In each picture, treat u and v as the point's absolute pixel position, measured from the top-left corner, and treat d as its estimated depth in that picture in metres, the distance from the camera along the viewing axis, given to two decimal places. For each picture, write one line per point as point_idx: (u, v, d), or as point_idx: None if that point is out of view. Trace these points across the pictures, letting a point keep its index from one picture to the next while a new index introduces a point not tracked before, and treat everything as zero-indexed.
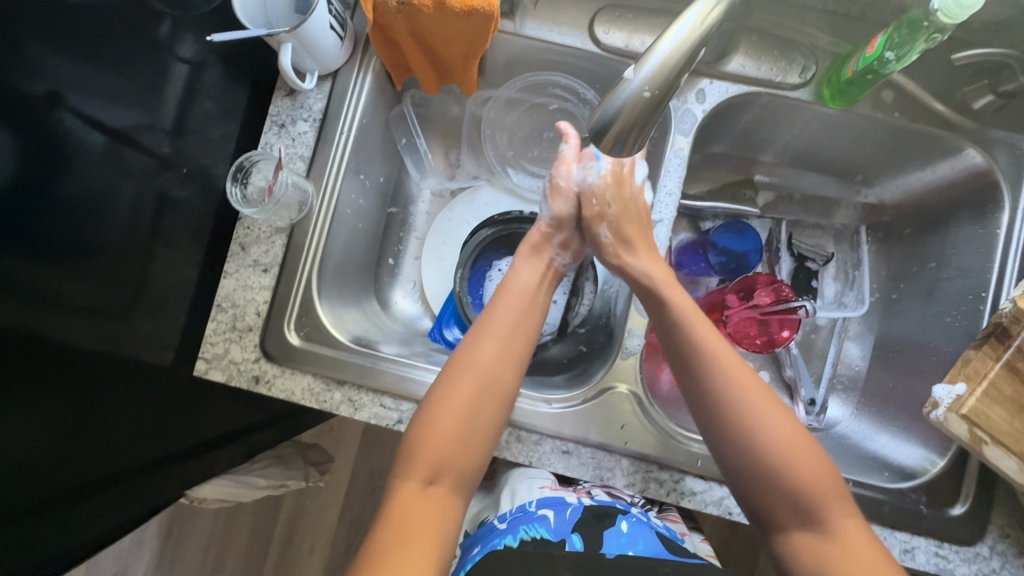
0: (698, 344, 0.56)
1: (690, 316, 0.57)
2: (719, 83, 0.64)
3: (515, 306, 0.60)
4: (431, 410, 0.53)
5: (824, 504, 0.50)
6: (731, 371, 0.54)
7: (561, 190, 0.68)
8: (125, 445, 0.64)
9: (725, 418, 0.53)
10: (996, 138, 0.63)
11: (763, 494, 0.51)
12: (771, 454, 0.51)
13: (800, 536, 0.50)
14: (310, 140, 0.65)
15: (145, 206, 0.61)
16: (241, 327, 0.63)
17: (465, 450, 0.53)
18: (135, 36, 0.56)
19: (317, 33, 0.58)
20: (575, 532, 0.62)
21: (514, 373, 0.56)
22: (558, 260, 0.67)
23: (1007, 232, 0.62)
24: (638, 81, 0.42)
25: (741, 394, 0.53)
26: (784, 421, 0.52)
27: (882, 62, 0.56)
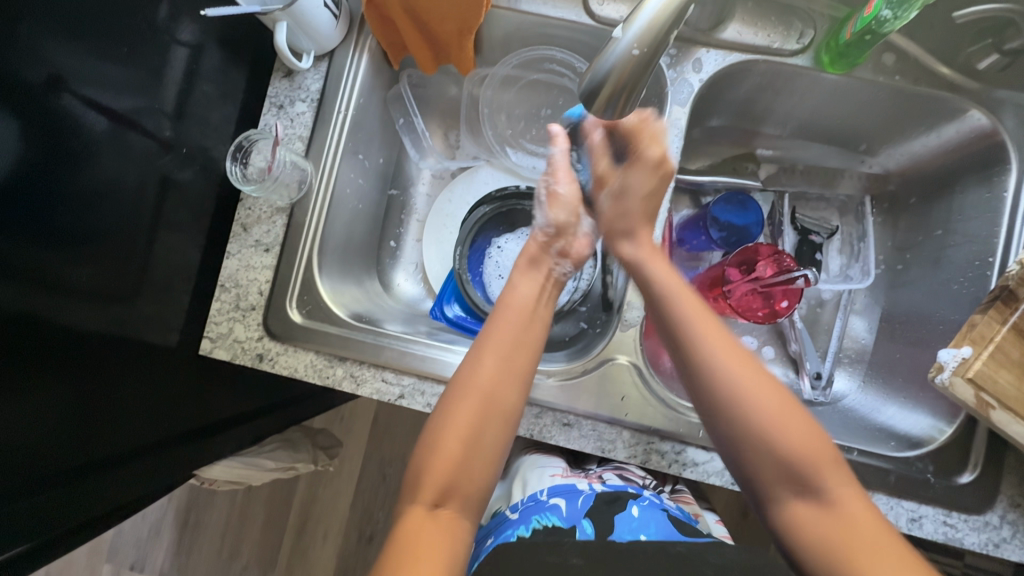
0: (685, 316, 0.53)
1: (679, 293, 0.55)
2: (716, 52, 0.63)
3: (515, 321, 0.56)
4: (435, 438, 0.52)
5: (823, 475, 0.48)
6: (719, 346, 0.51)
7: (559, 197, 0.60)
8: (127, 425, 0.64)
9: (713, 393, 0.51)
10: (1002, 99, 0.62)
11: (756, 463, 0.50)
12: (762, 431, 0.49)
13: (799, 505, 0.49)
14: (308, 120, 0.65)
15: (148, 189, 0.62)
16: (244, 306, 0.64)
17: (474, 470, 0.51)
18: (133, 18, 0.57)
19: (312, 11, 0.58)
20: (586, 519, 0.61)
21: (515, 392, 0.54)
22: (560, 270, 0.61)
23: (1014, 194, 0.61)
24: (627, 41, 0.41)
25: (732, 372, 0.51)
26: (782, 403, 0.50)
27: (879, 21, 0.55)
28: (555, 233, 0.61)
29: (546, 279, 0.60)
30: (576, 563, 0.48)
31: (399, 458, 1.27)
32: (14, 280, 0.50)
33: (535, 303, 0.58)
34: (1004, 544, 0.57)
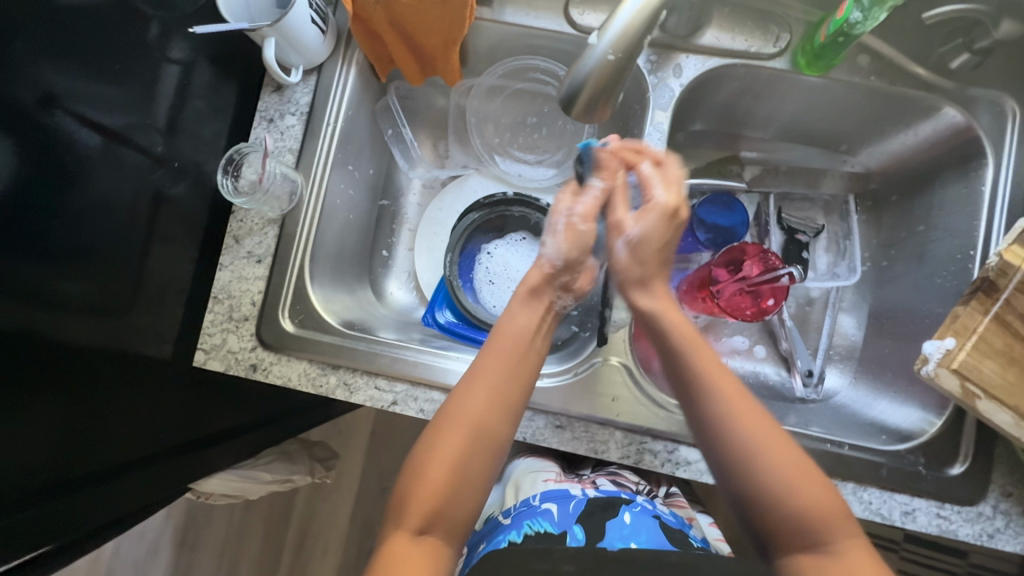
0: (691, 364, 0.51)
1: (687, 339, 0.53)
2: (695, 57, 0.65)
3: (510, 355, 0.55)
4: (422, 470, 0.50)
5: (831, 531, 0.46)
6: (728, 395, 0.50)
7: (577, 231, 0.58)
8: (118, 439, 0.64)
9: (717, 443, 0.49)
10: (976, 96, 0.63)
11: (760, 517, 0.48)
12: (768, 486, 0.47)
13: (807, 560, 0.46)
14: (298, 133, 0.67)
15: (141, 203, 0.63)
16: (237, 317, 0.65)
17: (461, 499, 0.50)
18: (125, 37, 0.58)
19: (299, 26, 0.60)
20: (577, 526, 0.62)
21: (505, 421, 0.53)
22: (563, 304, 0.60)
23: (991, 188, 0.62)
24: (602, 47, 0.42)
25: (739, 426, 0.49)
26: (792, 464, 0.47)
27: (851, 24, 0.56)
28: (562, 268, 0.58)
29: (546, 312, 0.58)
30: (566, 571, 0.48)
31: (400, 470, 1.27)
32: (14, 296, 0.51)
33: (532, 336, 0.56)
34: (998, 535, 0.57)
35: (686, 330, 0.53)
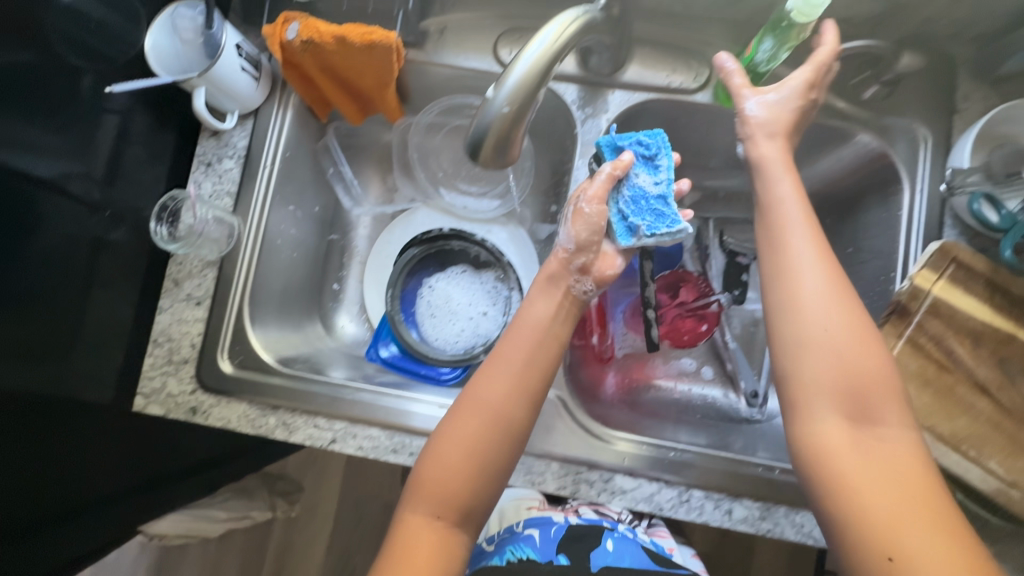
0: (797, 233, 0.53)
1: (796, 214, 0.53)
2: (621, 91, 0.67)
3: (527, 342, 0.55)
4: (437, 447, 0.53)
5: (884, 408, 0.47)
6: (810, 253, 0.51)
7: (585, 215, 0.56)
8: (55, 489, 0.64)
9: (790, 303, 0.51)
10: (891, 125, 0.65)
11: (814, 377, 0.48)
12: (829, 351, 0.48)
13: (837, 429, 0.47)
14: (235, 176, 0.68)
15: (78, 252, 0.62)
16: (177, 360, 0.65)
17: (478, 487, 0.52)
18: (55, 91, 0.58)
19: (230, 75, 0.61)
20: (561, 552, 0.64)
21: (524, 409, 0.53)
22: (580, 288, 0.57)
23: (908, 212, 0.64)
24: (500, 99, 0.45)
25: (829, 296, 0.50)
26: (867, 349, 0.48)
27: (754, 65, 0.62)
28: (576, 250, 0.57)
29: (564, 297, 0.57)
30: None
31: (374, 499, 1.26)
32: None
33: (550, 324, 0.56)
34: None
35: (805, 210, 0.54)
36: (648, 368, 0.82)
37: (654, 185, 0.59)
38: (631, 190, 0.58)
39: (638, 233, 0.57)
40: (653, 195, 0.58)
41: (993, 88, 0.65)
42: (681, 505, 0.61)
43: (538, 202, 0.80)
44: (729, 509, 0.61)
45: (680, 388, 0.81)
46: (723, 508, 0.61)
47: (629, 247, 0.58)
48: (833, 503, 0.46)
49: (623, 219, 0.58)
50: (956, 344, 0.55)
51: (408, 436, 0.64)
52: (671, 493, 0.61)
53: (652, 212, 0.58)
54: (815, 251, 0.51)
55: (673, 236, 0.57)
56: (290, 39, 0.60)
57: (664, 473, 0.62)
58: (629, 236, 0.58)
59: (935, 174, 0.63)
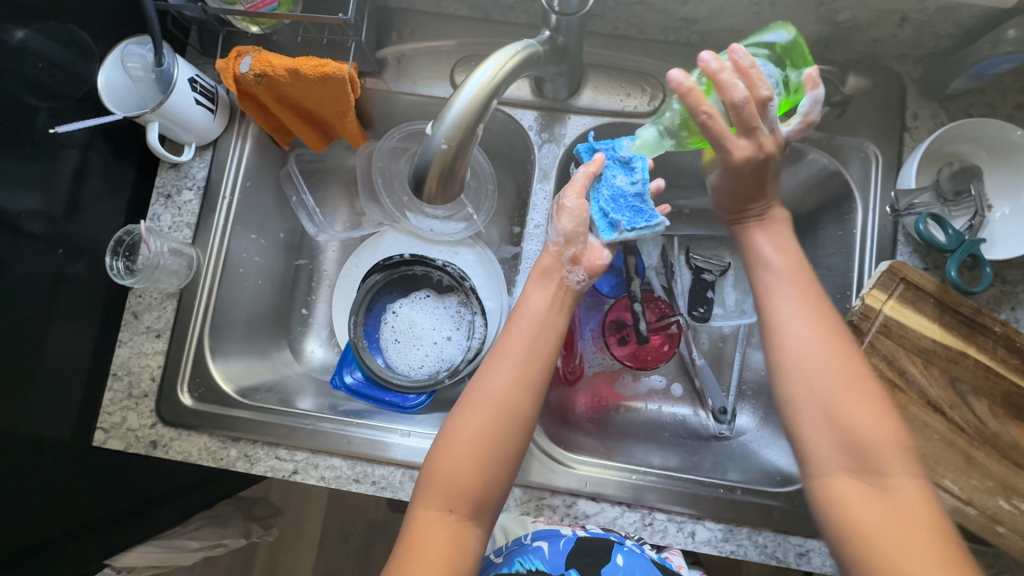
0: (781, 289, 0.55)
1: (781, 272, 0.56)
2: (577, 117, 0.68)
3: (529, 332, 0.56)
4: (448, 442, 0.52)
5: (885, 456, 0.46)
6: (799, 318, 0.53)
7: (568, 208, 0.59)
8: (12, 529, 0.62)
9: (780, 360, 0.52)
10: (844, 144, 0.66)
11: (811, 436, 0.49)
12: (822, 407, 0.49)
13: (844, 482, 0.47)
14: (195, 208, 0.68)
15: (32, 287, 0.61)
16: (137, 394, 0.65)
17: (490, 474, 0.51)
18: (10, 130, 0.57)
19: (183, 109, 0.61)
20: (570, 565, 0.58)
21: (530, 400, 0.54)
22: (573, 277, 0.60)
23: (862, 231, 0.64)
24: (439, 136, 0.45)
25: (814, 349, 0.51)
26: (859, 400, 0.49)
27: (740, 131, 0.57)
28: (566, 243, 0.60)
29: (559, 288, 0.60)
30: None
31: (360, 517, 1.25)
32: None
33: (548, 314, 0.58)
34: None
35: (791, 263, 0.56)
36: (618, 387, 0.82)
37: (630, 183, 0.61)
38: (609, 188, 0.61)
39: (619, 228, 0.61)
40: (631, 192, 0.61)
41: (943, 106, 0.65)
42: (645, 529, 0.61)
43: (503, 225, 0.81)
44: (691, 531, 0.61)
45: (650, 407, 0.81)
46: (686, 530, 0.61)
47: (612, 241, 0.61)
48: (851, 552, 0.45)
49: (603, 215, 0.61)
50: (908, 364, 0.56)
51: (370, 465, 0.63)
52: (634, 516, 0.61)
53: (630, 209, 0.61)
54: (797, 304, 0.53)
55: (652, 230, 0.61)
56: (243, 73, 0.61)
57: (626, 496, 0.61)
58: (611, 230, 0.61)
59: (886, 193, 0.64)
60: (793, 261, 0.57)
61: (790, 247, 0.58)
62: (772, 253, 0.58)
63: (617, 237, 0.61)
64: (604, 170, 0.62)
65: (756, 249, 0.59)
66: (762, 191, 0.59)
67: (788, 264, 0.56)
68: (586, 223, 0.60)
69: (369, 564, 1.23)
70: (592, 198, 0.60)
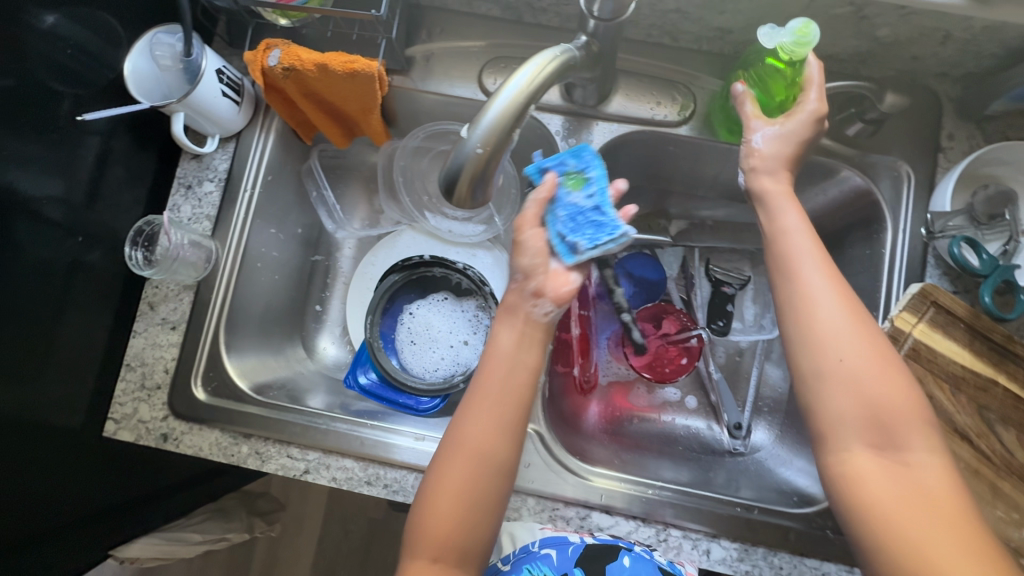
0: (806, 251, 0.52)
1: (807, 238, 0.52)
2: (605, 124, 0.68)
3: (498, 375, 0.53)
4: (430, 501, 0.50)
5: (908, 435, 0.45)
6: (827, 284, 0.50)
7: (523, 244, 0.56)
8: (18, 517, 0.62)
9: (805, 331, 0.49)
10: (875, 162, 0.65)
11: (834, 407, 0.47)
12: (851, 379, 0.47)
13: (862, 456, 0.46)
14: (215, 200, 0.68)
15: (46, 273, 0.61)
16: (150, 385, 0.64)
17: (472, 526, 0.50)
18: (33, 113, 0.57)
19: (209, 100, 0.61)
20: (578, 565, 0.53)
21: (506, 446, 0.51)
22: (539, 311, 0.55)
23: (891, 251, 0.63)
24: (473, 140, 0.44)
25: (845, 322, 0.48)
26: (886, 375, 0.47)
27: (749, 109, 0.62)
28: (523, 277, 0.56)
29: (529, 325, 0.55)
30: None
31: (361, 515, 1.24)
32: None
33: (518, 353, 0.54)
34: None
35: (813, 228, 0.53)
36: (632, 397, 0.81)
37: (586, 199, 0.56)
38: (564, 209, 0.56)
39: (580, 249, 0.55)
40: (588, 208, 0.55)
41: (978, 128, 0.64)
42: (660, 544, 0.60)
43: None
44: (706, 549, 0.60)
45: (664, 418, 0.80)
46: (700, 548, 0.60)
47: (576, 263, 0.56)
48: (868, 533, 0.44)
49: (561, 237, 0.56)
50: (936, 389, 0.55)
51: (382, 467, 0.62)
52: (648, 531, 0.60)
53: (590, 224, 0.55)
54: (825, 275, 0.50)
55: (619, 242, 0.55)
56: (271, 66, 0.60)
57: (641, 510, 0.61)
58: (572, 253, 0.56)
59: (918, 214, 0.63)
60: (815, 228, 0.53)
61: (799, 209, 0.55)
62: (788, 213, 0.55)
63: (580, 259, 0.56)
64: (558, 192, 0.56)
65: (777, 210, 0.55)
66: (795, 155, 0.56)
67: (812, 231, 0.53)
68: (547, 251, 0.55)
69: (368, 562, 1.22)
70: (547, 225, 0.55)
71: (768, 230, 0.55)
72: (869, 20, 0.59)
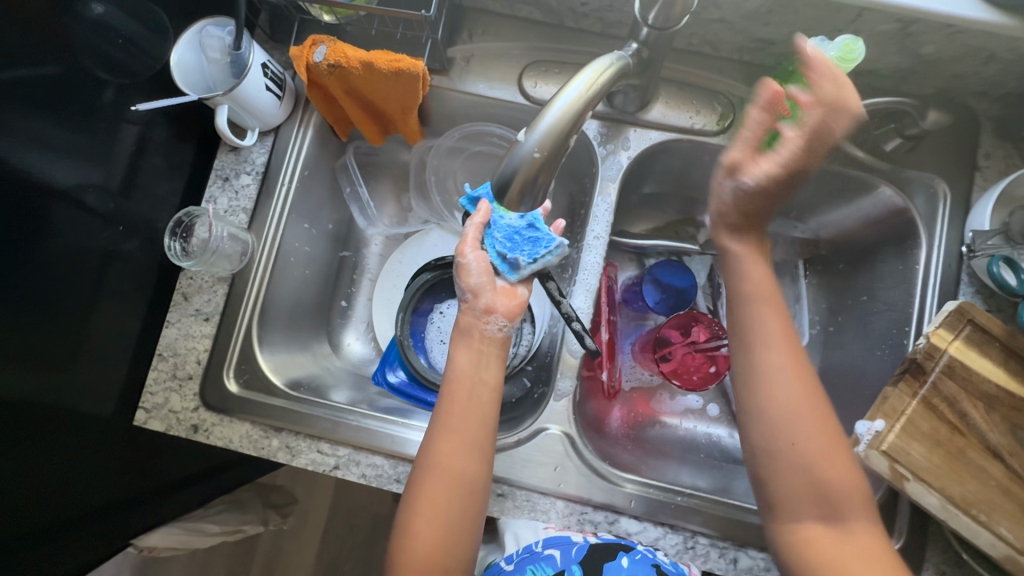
0: (764, 331, 0.54)
1: (765, 316, 0.54)
2: (643, 131, 0.68)
3: (460, 398, 0.56)
4: (409, 527, 0.53)
5: (850, 510, 0.49)
6: (782, 364, 0.53)
7: (467, 266, 0.58)
8: (44, 504, 0.62)
9: (760, 412, 0.52)
10: (911, 178, 0.65)
11: (786, 484, 0.50)
12: (806, 461, 0.50)
13: (813, 529, 0.49)
14: (252, 193, 0.68)
15: (85, 262, 0.61)
16: (181, 376, 0.64)
17: (452, 542, 0.52)
18: (76, 100, 0.57)
19: (253, 94, 0.61)
20: (578, 562, 0.55)
21: (476, 462, 0.54)
22: (492, 327, 0.58)
23: (925, 267, 0.64)
24: (530, 143, 0.44)
25: (796, 402, 0.51)
26: (833, 457, 0.50)
27: None
28: (470, 298, 0.58)
29: (487, 346, 0.58)
30: None
31: (367, 509, 1.24)
32: None
33: (477, 375, 0.57)
34: None
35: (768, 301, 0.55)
36: (654, 403, 0.81)
37: (519, 218, 0.57)
38: (500, 230, 0.58)
39: (521, 265, 0.58)
40: (523, 227, 0.57)
41: (1015, 148, 0.64)
42: (686, 552, 0.60)
43: None
44: (733, 558, 0.60)
45: (684, 425, 0.80)
46: (728, 557, 0.60)
47: (519, 278, 0.59)
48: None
49: (502, 257, 0.58)
50: (970, 408, 0.55)
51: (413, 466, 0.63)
52: (676, 539, 0.61)
53: (528, 241, 0.58)
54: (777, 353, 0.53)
55: (557, 254, 0.58)
56: (317, 62, 0.60)
57: (670, 518, 0.61)
58: (514, 270, 0.59)
59: (953, 231, 0.63)
60: (776, 298, 0.56)
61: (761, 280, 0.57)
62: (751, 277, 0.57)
63: (522, 274, 0.59)
64: (492, 216, 0.58)
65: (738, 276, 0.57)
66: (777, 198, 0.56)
67: (770, 305, 0.55)
68: (491, 271, 0.59)
69: (373, 556, 1.22)
70: (487, 246, 0.58)
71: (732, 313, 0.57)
72: (914, 37, 0.59)
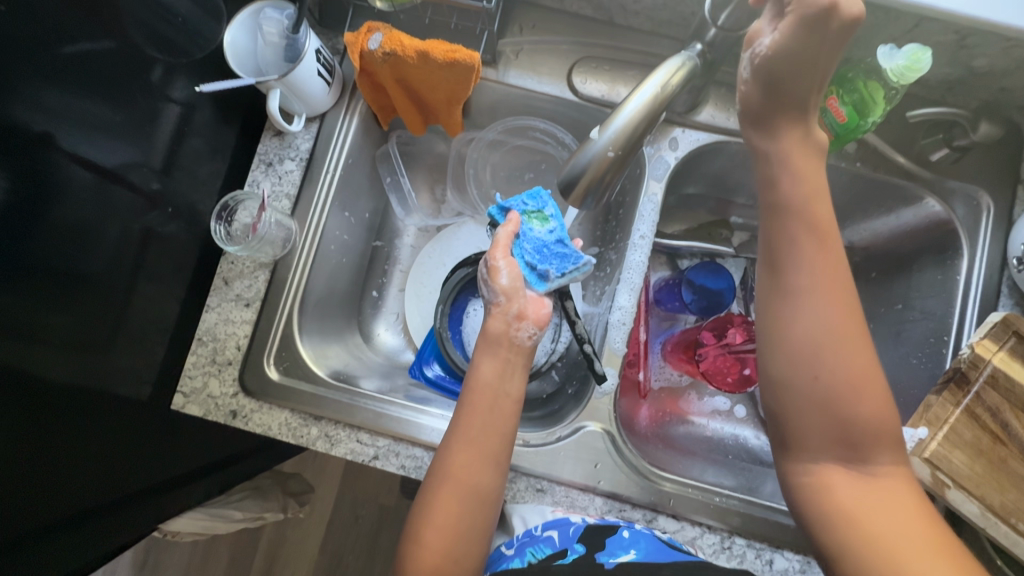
0: (788, 239, 0.49)
1: (807, 246, 0.49)
2: (691, 131, 0.68)
3: (481, 408, 0.53)
4: (417, 534, 0.50)
5: (879, 457, 0.46)
6: (815, 274, 0.48)
7: (498, 269, 0.58)
8: (69, 488, 0.61)
9: (777, 333, 0.49)
10: (954, 189, 0.66)
11: (805, 437, 0.47)
12: (825, 404, 0.46)
13: (830, 469, 0.47)
14: (296, 179, 0.67)
15: (130, 242, 0.61)
16: (221, 361, 0.63)
17: (462, 554, 0.49)
18: (127, 78, 0.56)
19: (306, 80, 0.60)
20: (580, 542, 0.53)
21: (492, 473, 0.52)
22: (523, 334, 0.57)
23: (966, 278, 0.64)
24: (603, 142, 0.48)
25: (827, 338, 0.47)
26: (867, 399, 0.46)
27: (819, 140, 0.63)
28: (504, 301, 0.58)
29: (508, 355, 0.56)
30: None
31: (372, 500, 1.23)
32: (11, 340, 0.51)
33: (498, 385, 0.55)
34: None
35: (816, 227, 0.49)
36: (683, 403, 0.82)
37: (548, 233, 0.61)
38: (530, 242, 0.61)
39: (550, 276, 0.59)
40: (552, 241, 0.61)
41: None
42: (723, 552, 0.60)
43: (585, 230, 0.80)
44: (769, 559, 0.60)
45: (712, 426, 0.80)
46: (764, 558, 0.60)
47: (546, 291, 0.60)
48: (839, 539, 0.45)
49: (531, 267, 0.60)
50: (1011, 418, 0.56)
51: None
52: (713, 538, 0.61)
53: (556, 255, 0.60)
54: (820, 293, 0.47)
55: (583, 271, 0.60)
56: (371, 49, 0.60)
57: (709, 519, 0.61)
58: (543, 281, 0.60)
59: (996, 244, 0.64)
60: (826, 226, 0.49)
61: (807, 180, 0.50)
62: (787, 182, 0.51)
63: (551, 286, 0.60)
64: (521, 227, 0.61)
65: (775, 185, 0.51)
66: (805, 106, 0.49)
67: (816, 237, 0.49)
68: (522, 279, 0.59)
69: (377, 546, 1.21)
70: (517, 255, 0.59)
71: (764, 183, 0.52)
72: (967, 49, 0.60)
